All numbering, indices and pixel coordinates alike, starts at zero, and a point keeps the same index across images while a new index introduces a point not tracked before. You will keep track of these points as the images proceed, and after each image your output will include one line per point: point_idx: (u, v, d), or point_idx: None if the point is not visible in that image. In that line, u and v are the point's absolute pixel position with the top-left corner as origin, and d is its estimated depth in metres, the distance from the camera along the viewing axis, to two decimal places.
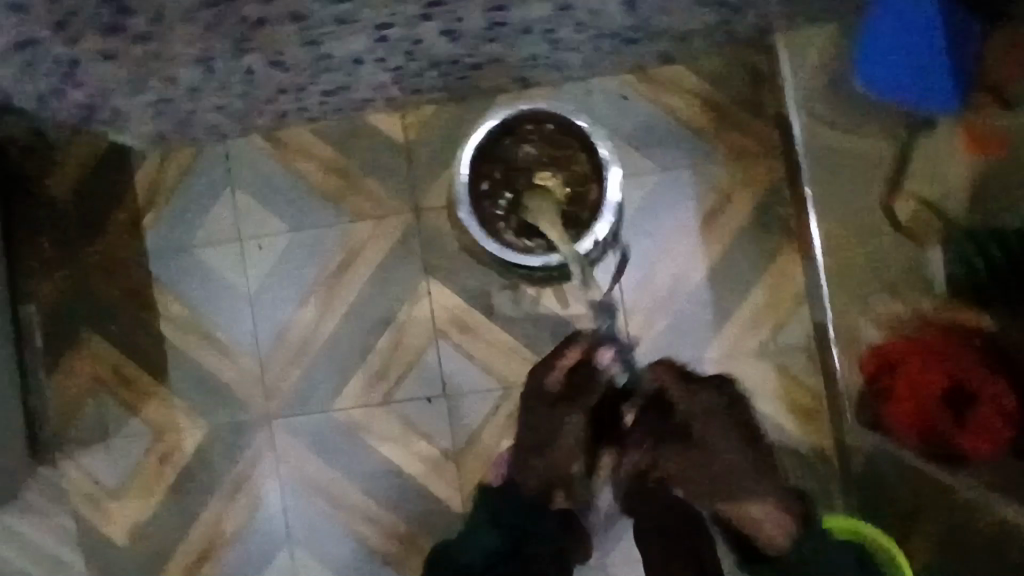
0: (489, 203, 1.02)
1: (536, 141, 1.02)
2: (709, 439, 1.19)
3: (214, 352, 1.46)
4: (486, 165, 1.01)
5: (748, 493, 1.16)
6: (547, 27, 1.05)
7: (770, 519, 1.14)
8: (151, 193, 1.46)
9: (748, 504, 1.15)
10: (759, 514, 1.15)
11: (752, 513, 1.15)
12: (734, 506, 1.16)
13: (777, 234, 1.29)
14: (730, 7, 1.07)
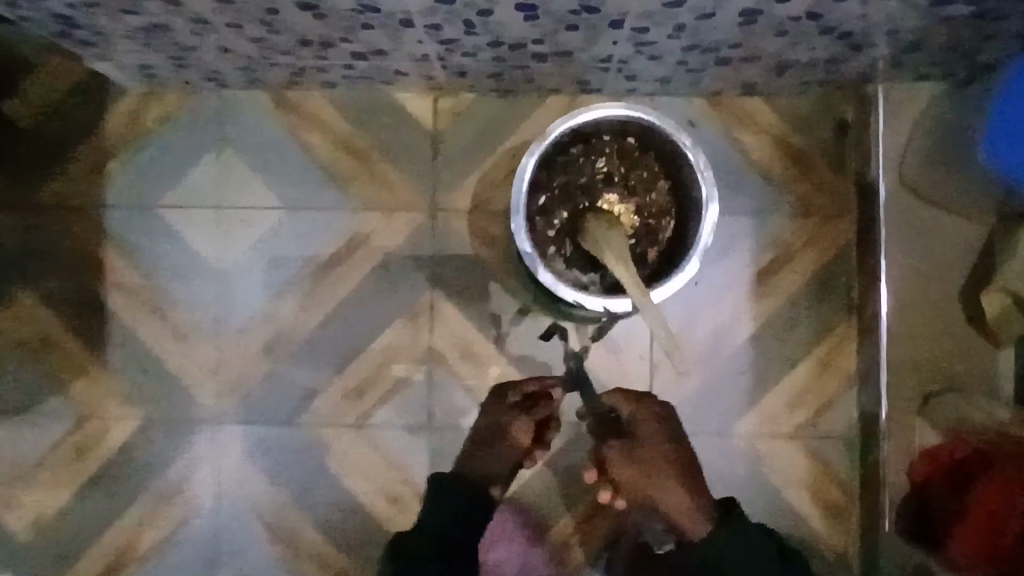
0: (542, 221, 0.84)
1: (609, 156, 0.85)
2: (643, 442, 0.98)
3: (165, 333, 1.23)
4: (546, 175, 0.83)
5: (674, 496, 0.96)
6: (641, 23, 0.88)
7: (694, 519, 0.96)
8: (124, 137, 1.24)
9: (665, 499, 0.96)
10: (682, 512, 0.96)
11: (673, 514, 0.96)
12: (660, 505, 0.97)
13: (836, 306, 1.14)
14: (848, 43, 0.92)
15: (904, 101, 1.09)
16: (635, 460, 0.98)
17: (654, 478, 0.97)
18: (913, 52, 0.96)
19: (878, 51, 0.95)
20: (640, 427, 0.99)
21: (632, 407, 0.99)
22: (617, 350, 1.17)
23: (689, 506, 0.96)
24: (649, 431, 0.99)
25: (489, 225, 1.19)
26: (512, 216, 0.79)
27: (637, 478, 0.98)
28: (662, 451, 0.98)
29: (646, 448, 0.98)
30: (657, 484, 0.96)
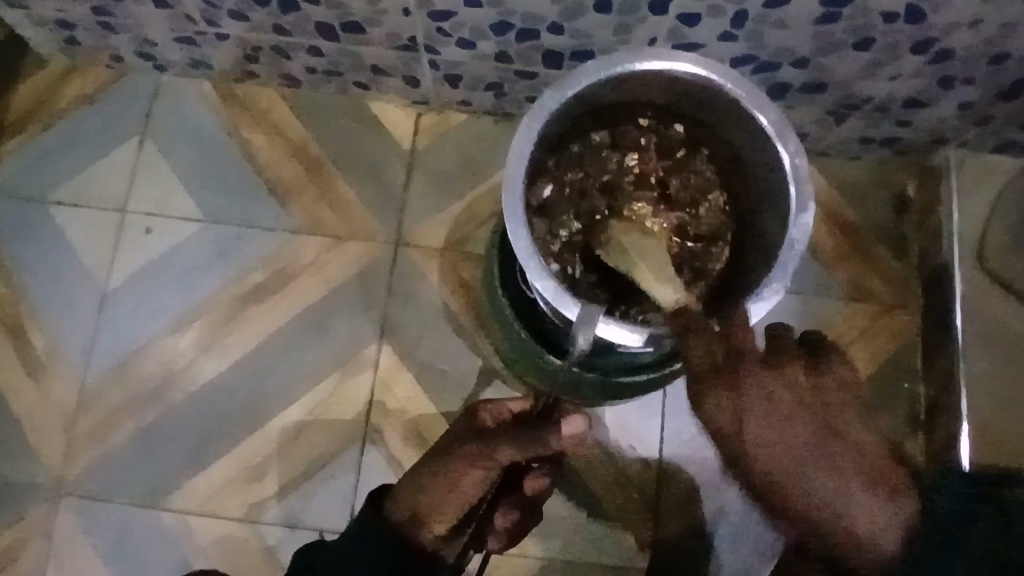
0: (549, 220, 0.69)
1: (645, 153, 0.72)
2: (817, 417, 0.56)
3: (16, 363, 0.92)
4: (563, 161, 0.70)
5: (859, 490, 0.55)
6: (691, 6, 0.69)
7: (883, 520, 0.56)
8: (25, 116, 0.97)
9: (821, 500, 0.56)
10: (871, 507, 0.56)
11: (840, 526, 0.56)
12: (821, 504, 0.56)
13: (894, 421, 0.89)
14: (940, 74, 0.76)
15: (980, 176, 0.90)
16: (777, 440, 0.55)
17: (812, 466, 0.55)
18: (1010, 100, 0.80)
19: (972, 93, 0.79)
20: (776, 391, 0.56)
21: (761, 370, 0.56)
22: (613, 450, 0.89)
23: (876, 504, 0.56)
24: (791, 396, 0.56)
25: (464, 271, 0.94)
26: (506, 188, 0.57)
27: (777, 461, 0.56)
28: (815, 416, 0.56)
29: (793, 422, 0.55)
30: (819, 473, 0.56)
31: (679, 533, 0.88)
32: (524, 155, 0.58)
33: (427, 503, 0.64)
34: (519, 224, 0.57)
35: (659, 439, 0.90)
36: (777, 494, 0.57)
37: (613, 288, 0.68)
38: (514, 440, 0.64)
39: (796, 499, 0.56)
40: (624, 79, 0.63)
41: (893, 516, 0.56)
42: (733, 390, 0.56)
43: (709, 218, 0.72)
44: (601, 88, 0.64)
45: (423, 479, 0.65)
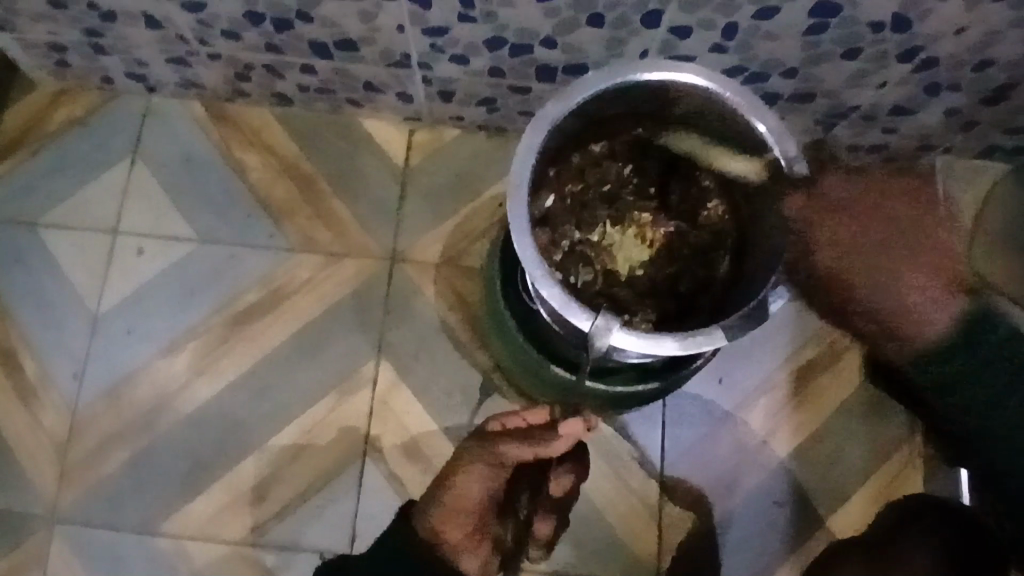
0: (553, 231, 0.72)
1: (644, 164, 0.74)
2: (883, 221, 0.68)
3: (7, 389, 0.90)
4: (567, 171, 0.72)
5: (907, 273, 0.69)
6: (683, 19, 0.70)
7: (941, 306, 0.70)
8: (13, 140, 0.96)
9: (895, 293, 0.69)
10: (929, 301, 0.70)
11: (921, 292, 0.70)
12: (922, 294, 0.70)
13: (893, 426, 0.91)
14: (926, 82, 0.78)
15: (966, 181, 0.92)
16: (824, 233, 0.67)
17: (880, 245, 0.68)
18: (995, 105, 0.82)
19: (956, 100, 0.81)
20: (856, 212, 0.68)
21: (862, 189, 0.68)
22: (616, 462, 0.89)
23: (931, 291, 0.70)
24: (868, 212, 0.68)
25: (462, 285, 0.94)
26: (511, 197, 0.58)
27: (847, 264, 0.68)
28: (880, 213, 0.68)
29: (856, 229, 0.67)
30: (897, 269, 0.68)
31: (684, 544, 0.88)
32: (527, 166, 0.59)
33: (448, 522, 0.66)
34: (525, 234, 0.57)
35: (662, 449, 0.90)
36: (840, 285, 0.69)
37: (615, 298, 0.71)
38: (514, 443, 0.66)
39: (858, 291, 0.68)
40: (626, 90, 0.64)
41: (935, 313, 0.71)
42: (880, 235, 0.68)
43: (712, 229, 0.73)
44: (602, 99, 0.65)
45: (435, 494, 0.68)
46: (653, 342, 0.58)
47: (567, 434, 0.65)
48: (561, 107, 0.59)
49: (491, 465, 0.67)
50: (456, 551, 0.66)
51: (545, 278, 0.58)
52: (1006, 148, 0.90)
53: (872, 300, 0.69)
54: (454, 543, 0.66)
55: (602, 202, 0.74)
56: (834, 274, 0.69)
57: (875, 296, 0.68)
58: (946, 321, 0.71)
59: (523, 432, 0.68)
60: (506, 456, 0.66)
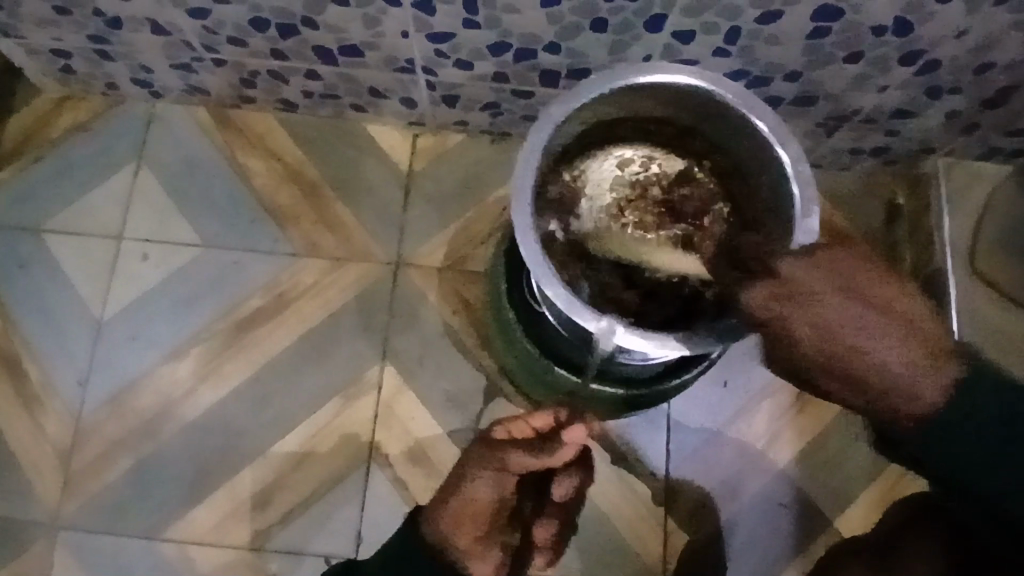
0: (557, 230, 0.73)
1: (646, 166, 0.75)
2: (891, 299, 0.57)
3: (11, 396, 0.90)
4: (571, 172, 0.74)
5: (893, 351, 0.56)
6: (686, 23, 0.71)
7: (920, 375, 0.57)
8: (17, 147, 0.97)
9: (891, 355, 0.57)
10: (913, 378, 0.57)
11: (903, 359, 0.57)
12: (908, 365, 0.57)
13: None
14: (928, 85, 0.78)
15: (968, 183, 0.92)
16: (808, 314, 0.56)
17: (876, 331, 0.56)
18: (996, 108, 0.82)
19: (957, 103, 0.82)
20: (859, 296, 0.56)
21: (856, 266, 0.57)
22: (621, 465, 0.89)
23: (909, 359, 0.57)
24: (876, 289, 0.57)
25: (466, 290, 0.94)
26: (515, 198, 0.58)
27: (855, 345, 0.56)
28: (867, 298, 0.56)
29: (852, 307, 0.56)
30: (894, 342, 0.56)
31: (688, 548, 0.88)
32: (532, 164, 0.59)
33: (456, 529, 0.61)
34: (531, 233, 0.58)
35: (667, 452, 0.90)
36: (841, 361, 0.57)
37: (619, 298, 0.71)
38: (524, 450, 0.62)
39: (867, 354, 0.56)
40: (631, 93, 0.65)
41: (928, 386, 0.58)
42: (884, 311, 0.57)
43: (714, 230, 0.74)
44: (604, 102, 0.65)
45: (444, 497, 0.63)
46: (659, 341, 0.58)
47: (571, 441, 0.65)
48: (567, 106, 0.60)
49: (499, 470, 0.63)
50: (465, 559, 0.60)
51: (550, 278, 0.58)
52: (1007, 151, 0.90)
53: (876, 369, 0.57)
54: (463, 550, 0.61)
55: (609, 214, 0.73)
56: (829, 357, 0.57)
57: (876, 361, 0.56)
58: (943, 398, 0.58)
59: (534, 440, 0.64)
60: (518, 458, 0.62)
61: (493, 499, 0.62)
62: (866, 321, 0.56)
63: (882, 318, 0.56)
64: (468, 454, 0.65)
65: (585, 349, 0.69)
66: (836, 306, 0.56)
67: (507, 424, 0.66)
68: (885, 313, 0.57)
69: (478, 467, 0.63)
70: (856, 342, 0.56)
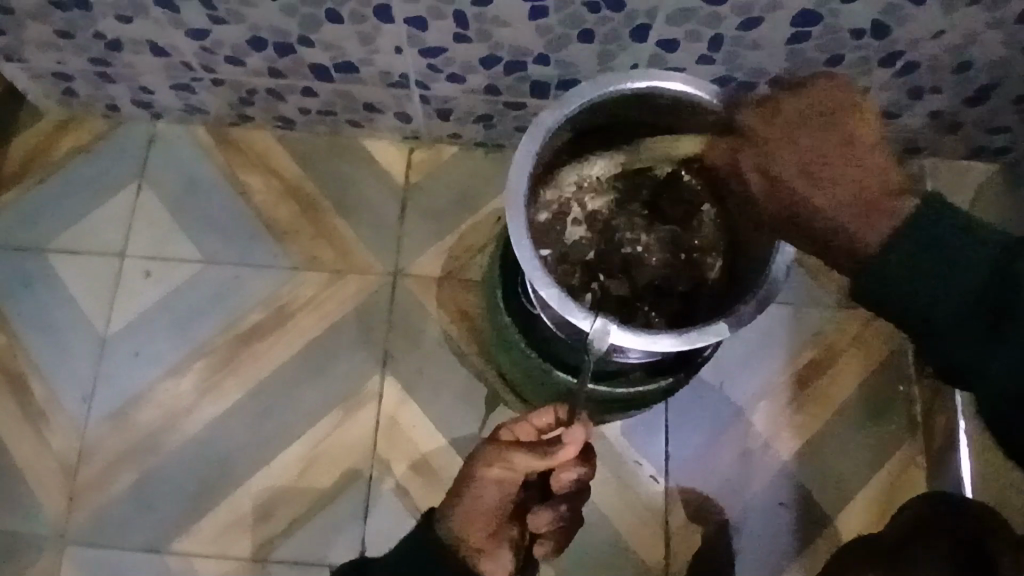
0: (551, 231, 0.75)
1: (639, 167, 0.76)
2: (837, 136, 0.56)
3: (17, 415, 0.91)
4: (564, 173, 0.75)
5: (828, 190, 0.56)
6: (670, 32, 0.73)
7: (860, 222, 0.55)
8: (21, 169, 0.99)
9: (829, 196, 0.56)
10: (856, 207, 0.55)
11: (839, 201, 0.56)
12: (844, 197, 0.55)
13: (893, 424, 0.92)
14: (909, 85, 0.80)
15: (955, 183, 0.95)
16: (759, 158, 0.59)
17: (810, 163, 0.56)
18: (977, 106, 0.84)
19: (939, 102, 0.84)
20: (798, 132, 0.57)
21: (811, 109, 0.57)
22: (621, 467, 0.90)
23: (852, 202, 0.55)
24: (824, 131, 0.56)
25: (464, 299, 0.95)
26: (508, 203, 0.60)
27: (786, 174, 0.57)
28: (813, 136, 0.56)
29: (805, 151, 0.56)
30: (827, 173, 0.56)
31: (691, 549, 0.88)
32: (526, 172, 0.61)
33: (468, 528, 0.61)
34: (525, 239, 0.59)
35: (666, 454, 0.91)
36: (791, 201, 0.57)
37: (609, 297, 0.74)
38: (532, 452, 0.61)
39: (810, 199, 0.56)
40: (620, 101, 0.66)
41: (873, 218, 0.55)
42: (819, 141, 0.56)
43: (704, 231, 0.76)
44: (594, 109, 0.67)
45: (454, 497, 0.62)
46: (651, 340, 0.59)
47: (573, 441, 0.60)
48: (555, 116, 0.62)
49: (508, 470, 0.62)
50: (475, 557, 0.61)
51: (545, 281, 0.60)
52: (991, 149, 0.92)
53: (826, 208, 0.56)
54: (473, 548, 0.61)
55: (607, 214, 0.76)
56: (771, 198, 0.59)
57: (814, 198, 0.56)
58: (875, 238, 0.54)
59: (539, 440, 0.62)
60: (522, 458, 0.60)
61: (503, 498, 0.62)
62: (802, 161, 0.56)
63: (815, 156, 0.56)
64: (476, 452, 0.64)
65: (582, 350, 0.71)
66: (782, 143, 0.57)
67: (512, 423, 0.65)
68: (827, 153, 0.56)
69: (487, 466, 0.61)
70: (783, 174, 0.57)
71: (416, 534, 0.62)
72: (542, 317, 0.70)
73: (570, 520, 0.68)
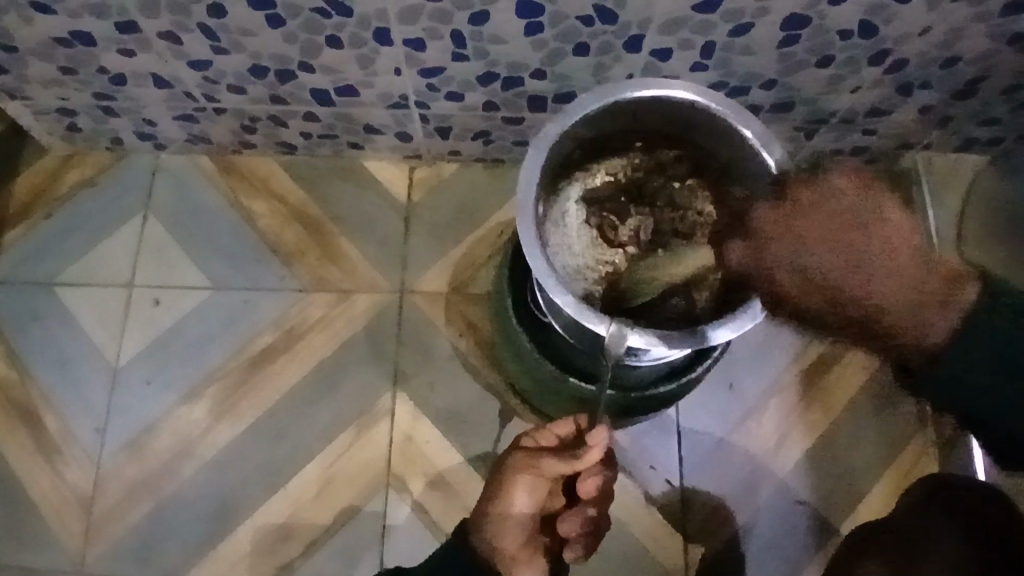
0: (556, 230, 0.75)
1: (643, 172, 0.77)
2: (863, 236, 0.58)
3: (31, 450, 0.92)
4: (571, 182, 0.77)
5: (883, 273, 0.57)
6: (663, 41, 0.74)
7: (922, 310, 0.56)
8: (26, 206, 1.00)
9: (887, 281, 0.57)
10: (913, 305, 0.56)
11: (886, 292, 0.57)
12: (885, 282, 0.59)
13: (906, 416, 0.93)
14: (899, 82, 0.82)
15: (947, 176, 0.98)
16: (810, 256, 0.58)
17: (857, 259, 0.57)
18: (966, 100, 0.86)
19: (930, 96, 0.85)
20: (844, 213, 0.59)
21: (850, 192, 0.60)
22: (635, 473, 0.90)
23: (895, 293, 0.56)
24: (847, 229, 0.58)
25: (472, 313, 0.96)
26: (519, 217, 0.61)
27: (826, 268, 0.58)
28: (855, 228, 0.58)
29: (854, 249, 0.57)
30: (869, 262, 0.57)
31: (710, 549, 0.89)
32: (533, 178, 0.62)
33: (501, 537, 0.63)
34: (534, 244, 0.61)
35: (681, 457, 0.91)
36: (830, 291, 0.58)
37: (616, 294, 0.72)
38: (557, 456, 0.62)
39: (853, 288, 0.57)
40: (621, 109, 0.67)
41: (932, 315, 0.56)
42: (855, 231, 0.58)
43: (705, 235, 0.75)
44: (594, 121, 0.69)
45: (484, 510, 0.64)
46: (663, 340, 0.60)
47: (596, 445, 0.61)
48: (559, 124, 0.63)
49: (537, 477, 0.63)
50: (511, 566, 0.62)
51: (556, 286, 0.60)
52: (981, 142, 0.94)
53: (865, 295, 0.57)
54: (509, 557, 0.63)
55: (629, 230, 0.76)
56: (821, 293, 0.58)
57: (852, 281, 0.57)
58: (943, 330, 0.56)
59: (562, 446, 0.64)
60: (550, 465, 0.62)
61: (533, 505, 0.64)
62: (851, 267, 0.57)
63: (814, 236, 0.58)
64: (503, 461, 0.66)
65: (596, 356, 0.72)
66: (842, 263, 0.57)
67: (534, 432, 0.66)
68: (862, 209, 0.59)
69: (515, 475, 0.63)
70: (807, 234, 0.59)
71: (450, 545, 0.64)
72: (555, 324, 0.72)
73: (603, 520, 0.69)
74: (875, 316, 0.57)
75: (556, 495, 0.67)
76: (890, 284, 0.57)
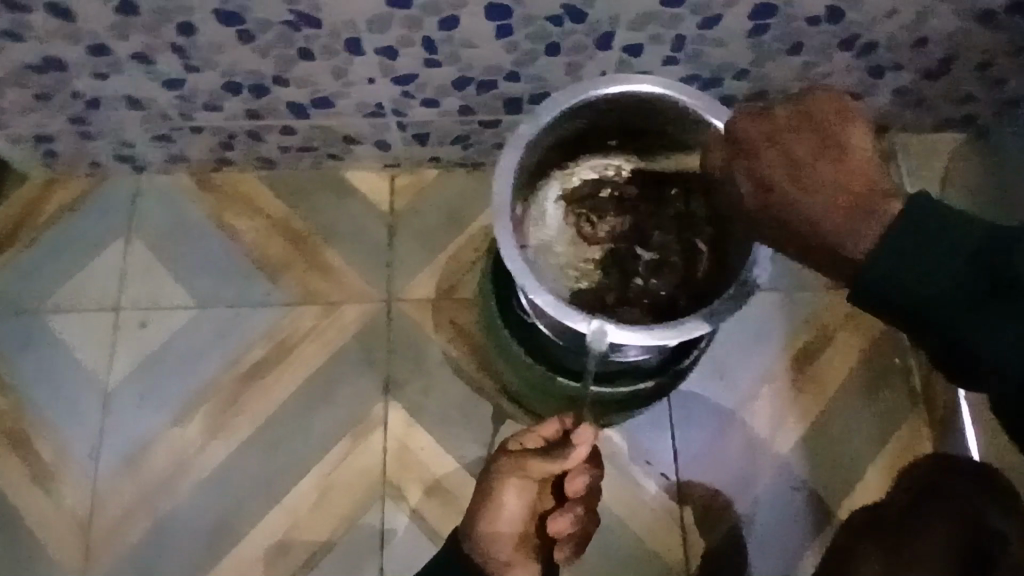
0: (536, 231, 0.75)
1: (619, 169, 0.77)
2: (827, 147, 0.57)
3: (25, 478, 0.91)
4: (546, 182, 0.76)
5: (830, 184, 0.56)
6: (633, 37, 0.75)
7: (850, 222, 0.54)
8: (8, 234, 0.99)
9: (828, 191, 0.56)
10: (844, 215, 0.55)
11: (826, 201, 0.55)
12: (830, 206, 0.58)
13: (896, 397, 0.93)
14: (870, 65, 0.83)
15: (925, 153, 0.97)
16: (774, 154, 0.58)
17: (808, 167, 0.56)
18: (939, 79, 0.87)
19: (902, 78, 0.86)
20: (813, 125, 0.58)
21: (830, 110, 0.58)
22: (630, 468, 0.90)
23: (830, 203, 0.55)
24: (812, 139, 0.57)
25: (460, 317, 0.96)
26: (496, 221, 0.61)
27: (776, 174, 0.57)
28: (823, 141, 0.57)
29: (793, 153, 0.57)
30: (820, 170, 0.56)
31: (709, 539, 0.89)
32: (508, 179, 0.63)
33: (493, 542, 0.63)
34: (513, 245, 0.61)
35: (676, 450, 0.91)
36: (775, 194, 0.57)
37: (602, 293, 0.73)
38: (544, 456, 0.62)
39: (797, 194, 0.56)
40: (592, 106, 0.68)
41: (861, 225, 0.54)
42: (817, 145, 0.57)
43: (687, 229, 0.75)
44: (568, 121, 0.69)
45: (472, 517, 0.64)
46: (646, 335, 0.60)
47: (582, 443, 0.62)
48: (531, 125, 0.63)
49: (524, 479, 0.64)
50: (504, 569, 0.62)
51: (536, 286, 0.61)
52: (956, 120, 0.95)
53: (805, 203, 0.56)
54: (502, 561, 0.63)
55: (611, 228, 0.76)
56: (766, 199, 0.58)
57: (792, 188, 0.56)
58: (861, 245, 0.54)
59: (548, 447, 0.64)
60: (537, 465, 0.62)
61: (523, 507, 0.64)
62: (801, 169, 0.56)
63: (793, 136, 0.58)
64: (488, 466, 0.65)
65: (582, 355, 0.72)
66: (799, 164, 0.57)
67: (518, 435, 0.66)
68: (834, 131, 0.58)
69: (503, 478, 0.63)
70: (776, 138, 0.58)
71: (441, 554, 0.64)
72: (540, 325, 0.72)
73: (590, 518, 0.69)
74: (807, 227, 0.56)
75: (544, 496, 0.67)
76: (830, 189, 0.56)
